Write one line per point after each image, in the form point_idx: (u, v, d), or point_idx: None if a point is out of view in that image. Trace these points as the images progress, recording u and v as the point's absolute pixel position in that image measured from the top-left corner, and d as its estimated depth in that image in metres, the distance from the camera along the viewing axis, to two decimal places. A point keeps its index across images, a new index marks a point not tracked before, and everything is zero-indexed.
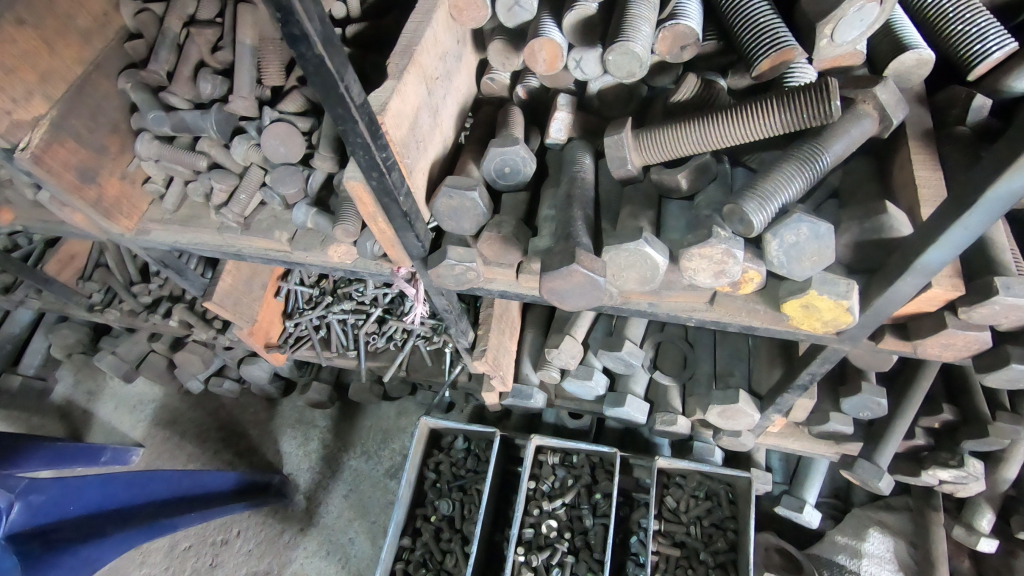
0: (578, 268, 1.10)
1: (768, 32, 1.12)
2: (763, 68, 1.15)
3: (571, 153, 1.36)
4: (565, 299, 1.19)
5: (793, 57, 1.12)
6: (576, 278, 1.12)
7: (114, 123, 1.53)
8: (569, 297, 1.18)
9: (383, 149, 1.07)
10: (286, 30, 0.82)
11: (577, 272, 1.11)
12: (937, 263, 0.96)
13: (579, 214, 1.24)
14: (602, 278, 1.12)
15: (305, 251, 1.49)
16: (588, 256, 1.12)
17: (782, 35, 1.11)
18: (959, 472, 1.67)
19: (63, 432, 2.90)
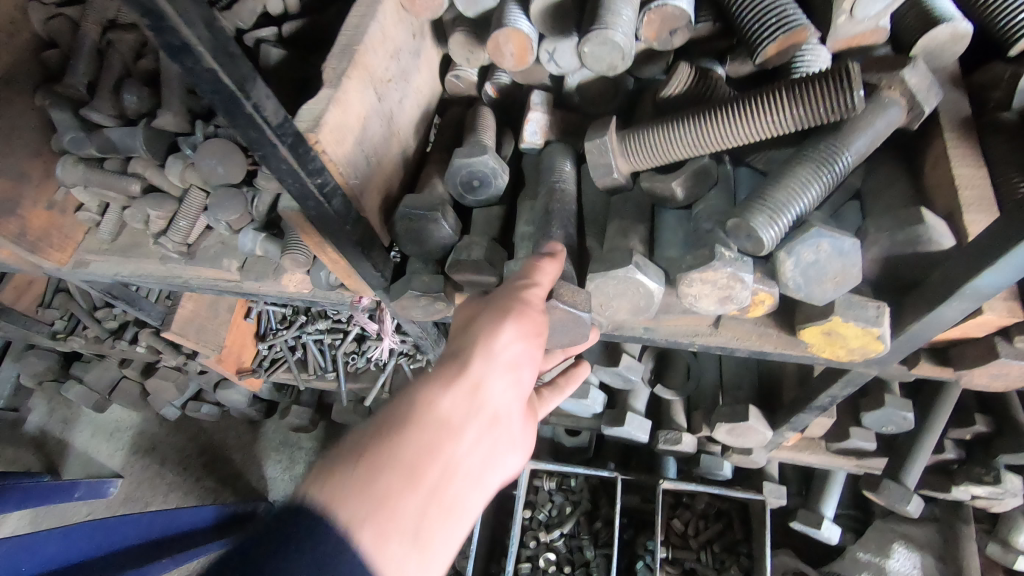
0: (558, 304, 0.92)
1: (772, 10, 0.94)
2: (771, 53, 0.97)
3: (549, 159, 1.18)
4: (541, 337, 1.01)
5: (805, 37, 0.96)
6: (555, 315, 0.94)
7: (33, 145, 1.36)
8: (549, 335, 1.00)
9: (317, 173, 0.89)
10: (163, 39, 0.64)
11: (557, 309, 0.93)
12: (990, 287, 0.79)
13: (558, 232, 1.07)
14: (587, 313, 0.95)
15: (257, 281, 1.34)
16: (569, 288, 0.95)
17: (789, 13, 0.94)
18: (996, 488, 1.51)
19: (38, 465, 2.74)
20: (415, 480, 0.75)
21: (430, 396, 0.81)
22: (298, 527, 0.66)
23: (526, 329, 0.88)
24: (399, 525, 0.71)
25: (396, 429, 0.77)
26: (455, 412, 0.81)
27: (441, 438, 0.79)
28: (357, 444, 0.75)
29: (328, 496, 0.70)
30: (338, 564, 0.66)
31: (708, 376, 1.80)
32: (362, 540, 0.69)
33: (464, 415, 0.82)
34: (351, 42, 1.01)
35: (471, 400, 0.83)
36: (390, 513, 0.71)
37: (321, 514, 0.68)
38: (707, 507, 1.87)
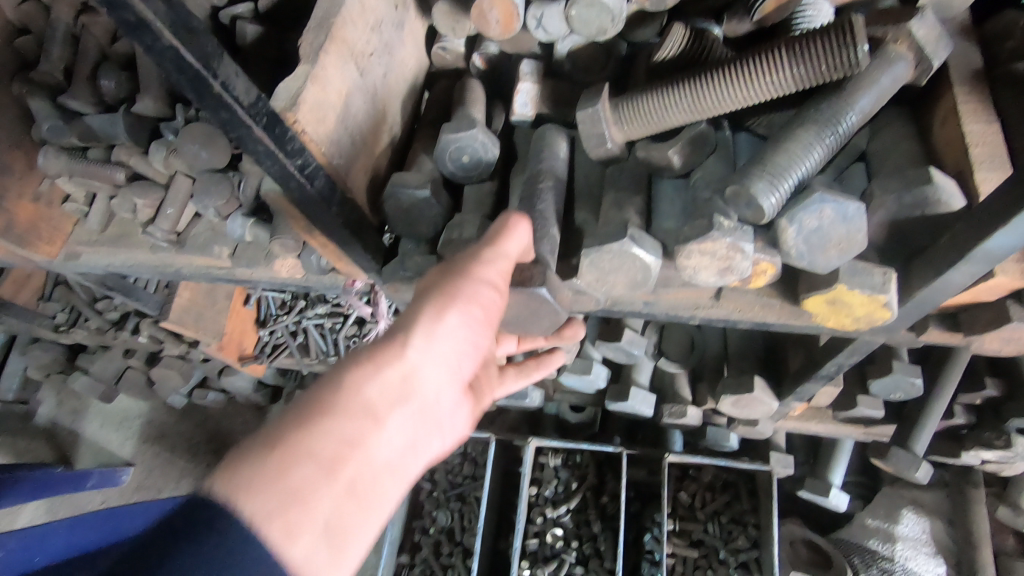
0: (542, 294, 0.93)
1: None
2: (768, 9, 0.96)
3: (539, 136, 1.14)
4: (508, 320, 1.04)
5: None
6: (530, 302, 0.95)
7: (14, 136, 1.33)
8: (526, 322, 1.02)
9: (297, 154, 0.86)
10: (117, 16, 0.61)
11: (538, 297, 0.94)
12: (1003, 249, 0.75)
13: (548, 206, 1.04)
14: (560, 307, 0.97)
15: (249, 267, 1.31)
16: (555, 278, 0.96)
17: None
18: (1006, 452, 1.49)
19: (50, 455, 2.78)
20: (336, 470, 0.78)
21: (359, 380, 0.84)
22: (204, 516, 0.66)
23: (457, 314, 0.89)
24: (319, 507, 0.75)
25: (317, 414, 0.79)
26: (379, 400, 0.84)
27: (367, 424, 0.82)
28: (275, 429, 0.76)
29: (236, 487, 0.70)
30: (242, 554, 0.66)
31: (711, 348, 1.78)
32: (270, 538, 0.69)
33: (389, 400, 0.86)
34: (328, 14, 0.97)
35: (395, 388, 0.86)
36: (308, 504, 0.74)
37: (225, 506, 0.68)
38: (713, 479, 1.86)
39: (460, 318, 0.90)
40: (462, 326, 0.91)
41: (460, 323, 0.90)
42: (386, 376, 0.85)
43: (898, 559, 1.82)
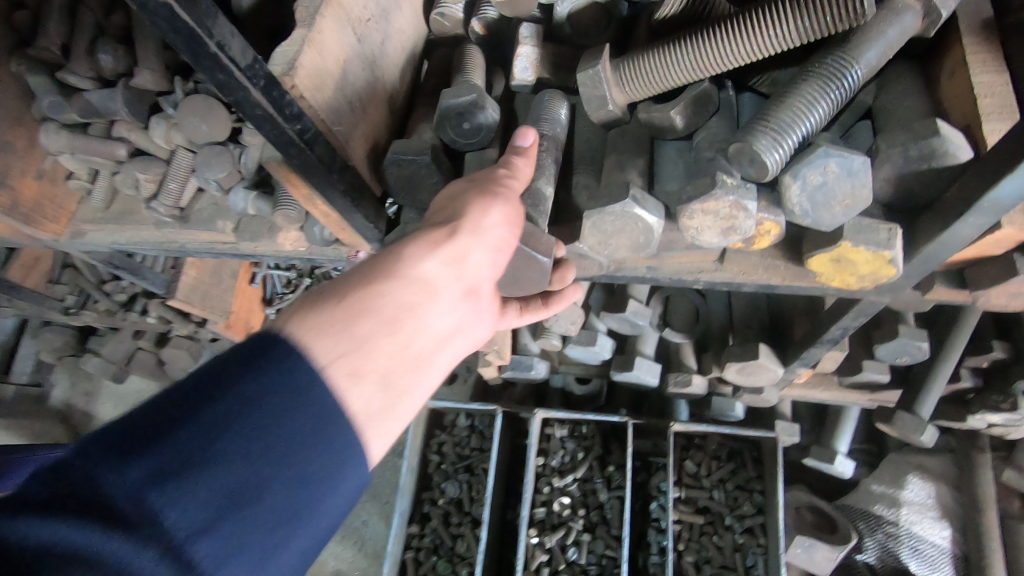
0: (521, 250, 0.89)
1: None
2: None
3: (539, 100, 1.11)
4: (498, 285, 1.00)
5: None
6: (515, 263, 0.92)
7: (15, 114, 1.33)
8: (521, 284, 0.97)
9: (295, 118, 0.86)
10: None
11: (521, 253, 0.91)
12: (1009, 198, 0.74)
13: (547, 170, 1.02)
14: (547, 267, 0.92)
15: (252, 242, 1.31)
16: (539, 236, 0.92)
17: None
18: (1013, 415, 1.48)
19: (66, 436, 2.83)
20: (396, 331, 0.74)
21: (417, 253, 0.79)
22: (265, 353, 0.64)
23: (514, 197, 0.89)
24: (384, 374, 0.72)
25: (376, 277, 0.75)
26: (444, 274, 0.80)
27: (424, 293, 0.77)
28: (338, 285, 0.73)
29: (305, 330, 0.68)
30: (302, 400, 0.63)
31: (716, 318, 1.77)
32: (335, 384, 0.67)
33: (447, 277, 0.80)
34: None
35: (467, 264, 0.83)
36: (378, 368, 0.71)
37: (290, 345, 0.66)
38: (719, 447, 1.87)
39: (517, 202, 0.89)
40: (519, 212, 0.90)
41: (517, 207, 0.89)
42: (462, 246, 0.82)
43: (903, 523, 1.83)
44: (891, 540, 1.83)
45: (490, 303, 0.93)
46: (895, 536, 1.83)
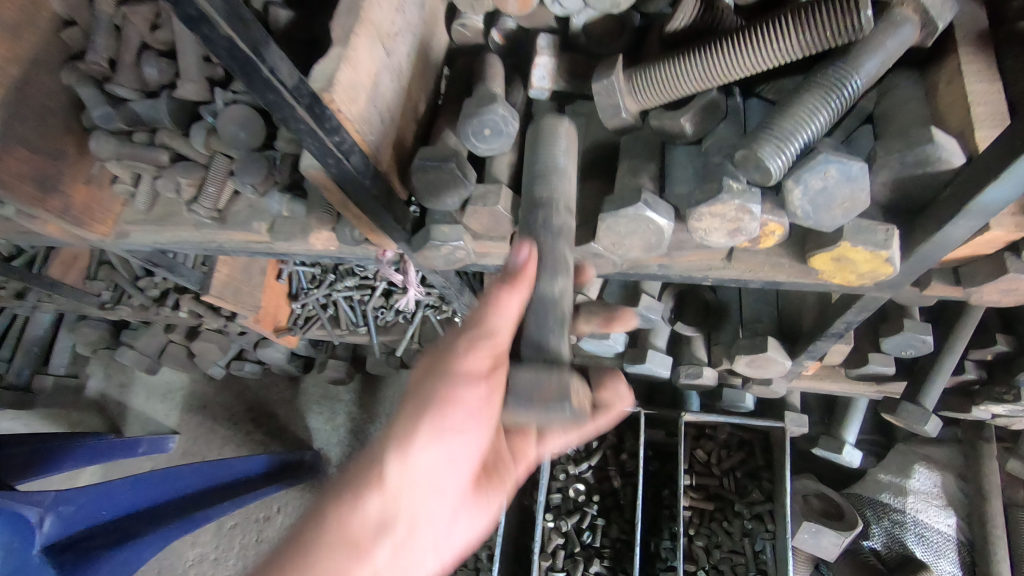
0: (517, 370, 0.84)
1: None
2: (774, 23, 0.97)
3: (551, 131, 1.08)
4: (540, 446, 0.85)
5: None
6: (538, 399, 0.81)
7: (65, 123, 1.42)
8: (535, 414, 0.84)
9: (334, 131, 0.93)
10: (181, 11, 0.69)
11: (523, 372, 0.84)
12: (996, 202, 0.80)
13: (559, 208, 1.00)
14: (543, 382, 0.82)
15: (287, 242, 1.38)
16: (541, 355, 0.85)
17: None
18: (1016, 406, 1.54)
19: (102, 425, 2.97)
20: None
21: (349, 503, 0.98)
22: None
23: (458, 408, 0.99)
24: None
25: (306, 549, 0.93)
26: (385, 509, 1.00)
27: (353, 549, 0.96)
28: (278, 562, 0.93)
29: None
30: None
31: (728, 313, 1.82)
32: None
33: (383, 517, 1.00)
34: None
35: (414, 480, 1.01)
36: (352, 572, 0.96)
37: None
38: (729, 437, 1.93)
39: (465, 411, 0.99)
40: (465, 419, 1.00)
41: (459, 419, 1.00)
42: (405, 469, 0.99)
43: (910, 513, 1.87)
44: (897, 527, 1.87)
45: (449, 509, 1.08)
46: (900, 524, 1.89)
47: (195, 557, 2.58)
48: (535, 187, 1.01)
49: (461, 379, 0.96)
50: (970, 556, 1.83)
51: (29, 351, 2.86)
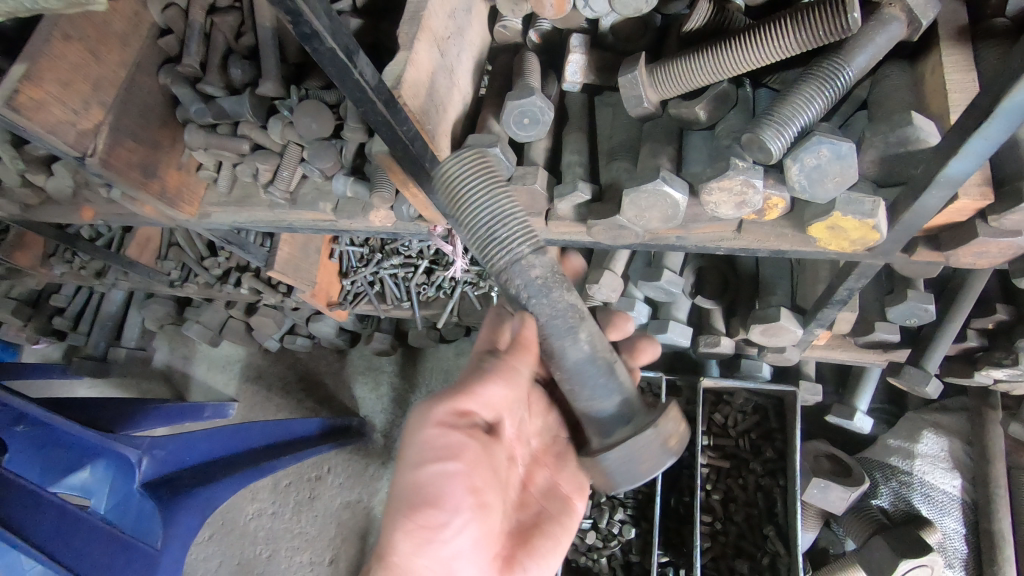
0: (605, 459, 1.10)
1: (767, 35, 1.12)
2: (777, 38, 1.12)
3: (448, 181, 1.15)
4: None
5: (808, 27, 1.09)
6: (645, 467, 1.10)
7: (162, 118, 1.66)
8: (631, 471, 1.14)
9: (403, 122, 1.13)
10: (298, 29, 0.91)
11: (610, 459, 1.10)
12: (960, 173, 0.93)
13: (529, 253, 1.13)
14: (645, 452, 1.09)
15: (349, 219, 1.59)
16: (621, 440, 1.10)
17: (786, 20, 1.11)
18: (1015, 370, 1.62)
19: (169, 393, 3.26)
20: None
21: None
22: None
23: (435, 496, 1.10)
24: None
25: None
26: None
27: None
28: None
29: None
30: None
31: (745, 288, 1.95)
32: None
33: None
34: (418, 8, 1.22)
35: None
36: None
37: None
38: (745, 403, 2.08)
39: (443, 498, 1.11)
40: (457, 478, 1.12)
41: (442, 509, 1.11)
42: (406, 554, 1.09)
43: (917, 473, 2.01)
44: (904, 488, 2.01)
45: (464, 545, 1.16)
46: (907, 484, 2.01)
47: (256, 511, 2.86)
48: (502, 253, 1.12)
49: (435, 462, 1.11)
50: (975, 515, 1.94)
51: (104, 325, 3.18)
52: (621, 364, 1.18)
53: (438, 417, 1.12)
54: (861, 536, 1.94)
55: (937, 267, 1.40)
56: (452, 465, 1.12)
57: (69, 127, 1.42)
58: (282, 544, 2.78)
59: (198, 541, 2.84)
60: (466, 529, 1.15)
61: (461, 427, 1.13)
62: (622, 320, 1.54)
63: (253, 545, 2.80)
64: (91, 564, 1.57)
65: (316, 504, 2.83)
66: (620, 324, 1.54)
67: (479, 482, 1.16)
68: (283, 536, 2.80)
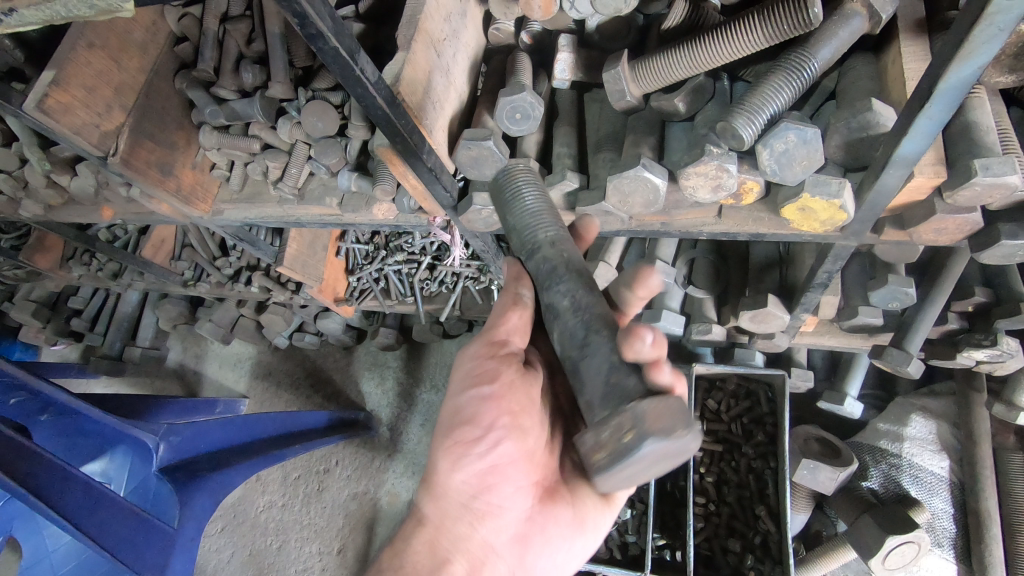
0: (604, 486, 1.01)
1: (737, 31, 1.20)
2: (746, 32, 1.20)
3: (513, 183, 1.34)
4: (634, 471, 0.91)
5: (773, 23, 1.17)
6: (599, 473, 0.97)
7: (178, 121, 1.76)
8: (649, 473, 0.94)
9: (401, 116, 1.22)
10: (305, 30, 1.01)
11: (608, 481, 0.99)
12: (912, 153, 1.01)
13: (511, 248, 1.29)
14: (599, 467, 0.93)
15: (354, 213, 1.68)
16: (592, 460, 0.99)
17: (755, 18, 1.19)
18: (994, 350, 1.67)
19: (182, 390, 3.37)
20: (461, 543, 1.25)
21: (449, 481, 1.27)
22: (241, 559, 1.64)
23: (472, 415, 1.21)
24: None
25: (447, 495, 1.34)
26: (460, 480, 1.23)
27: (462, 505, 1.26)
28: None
29: None
30: None
31: (734, 277, 1.99)
32: None
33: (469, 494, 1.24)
34: (415, 13, 1.32)
35: (455, 484, 1.23)
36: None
37: None
38: (737, 388, 2.16)
39: (479, 417, 1.22)
40: (485, 402, 1.21)
41: (478, 428, 1.22)
42: (447, 467, 1.23)
43: (905, 455, 2.07)
44: (894, 469, 2.07)
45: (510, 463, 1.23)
46: (896, 466, 2.07)
47: (266, 503, 2.95)
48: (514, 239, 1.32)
49: (471, 384, 1.22)
50: (963, 495, 1.99)
51: (120, 326, 3.27)
52: (588, 357, 1.00)
53: (474, 350, 1.24)
54: (851, 515, 1.99)
55: (917, 249, 1.47)
56: (488, 390, 1.21)
57: (93, 128, 1.53)
58: (292, 535, 2.87)
59: (210, 533, 2.94)
60: (506, 446, 1.22)
61: (498, 356, 1.22)
62: (647, 272, 1.24)
63: (263, 535, 2.89)
64: (112, 539, 1.66)
65: (324, 496, 2.91)
66: (644, 279, 1.24)
67: (514, 405, 1.23)
68: (293, 527, 2.88)
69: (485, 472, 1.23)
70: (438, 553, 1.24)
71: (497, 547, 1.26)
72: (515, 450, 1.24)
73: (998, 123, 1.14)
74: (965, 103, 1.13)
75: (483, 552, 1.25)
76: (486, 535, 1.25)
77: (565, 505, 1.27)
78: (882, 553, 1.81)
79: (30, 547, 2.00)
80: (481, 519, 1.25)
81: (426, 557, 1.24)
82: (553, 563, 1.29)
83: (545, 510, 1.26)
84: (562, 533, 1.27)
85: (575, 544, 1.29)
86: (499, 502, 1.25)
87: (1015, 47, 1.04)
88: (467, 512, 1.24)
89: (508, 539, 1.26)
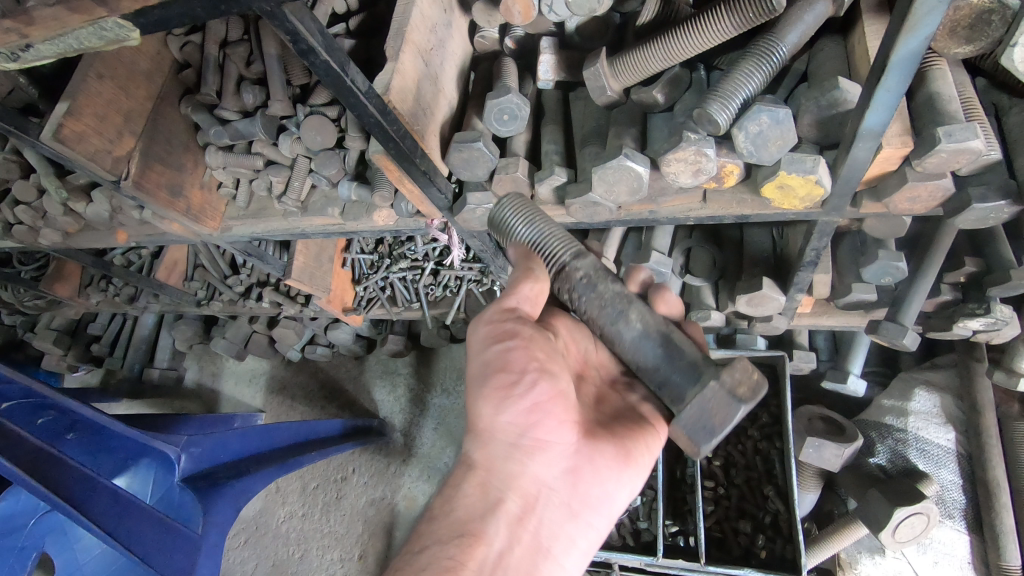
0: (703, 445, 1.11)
1: (707, 21, 1.25)
2: (716, 22, 1.25)
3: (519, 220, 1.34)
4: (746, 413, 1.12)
5: (742, 11, 1.23)
6: (720, 420, 1.08)
7: (185, 143, 1.85)
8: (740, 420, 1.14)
9: (393, 122, 1.30)
10: (297, 47, 1.09)
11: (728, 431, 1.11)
12: (878, 126, 1.06)
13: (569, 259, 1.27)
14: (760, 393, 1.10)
15: (355, 221, 1.76)
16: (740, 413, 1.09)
17: (724, 8, 1.24)
18: (988, 318, 1.69)
19: (201, 408, 3.46)
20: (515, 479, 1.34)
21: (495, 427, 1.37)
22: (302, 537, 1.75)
23: (502, 363, 1.31)
24: (488, 525, 1.31)
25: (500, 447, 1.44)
26: (510, 418, 1.33)
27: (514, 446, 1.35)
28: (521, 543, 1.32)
29: None
30: None
31: (732, 263, 1.96)
32: None
33: (516, 434, 1.34)
34: (401, 25, 1.39)
35: (501, 428, 1.34)
36: (475, 529, 1.30)
37: None
38: None
39: (511, 363, 1.32)
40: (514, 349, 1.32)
41: (511, 372, 1.32)
42: (491, 409, 1.33)
43: (910, 430, 2.08)
44: (901, 445, 2.09)
45: (553, 406, 1.34)
46: (903, 441, 2.09)
47: (287, 514, 3.02)
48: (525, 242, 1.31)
49: (494, 341, 1.32)
50: (971, 465, 2.01)
51: (138, 349, 3.37)
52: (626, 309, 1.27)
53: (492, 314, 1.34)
54: (859, 490, 2.00)
55: (905, 221, 1.46)
56: (509, 341, 1.32)
57: (106, 154, 1.62)
58: (313, 544, 2.92)
59: (234, 547, 3.01)
60: (542, 389, 1.32)
61: (511, 320, 1.32)
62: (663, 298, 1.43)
63: (286, 546, 2.95)
64: (142, 544, 1.74)
65: (342, 504, 2.96)
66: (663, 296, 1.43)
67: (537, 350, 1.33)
68: (314, 536, 2.93)
69: (529, 416, 1.32)
70: (490, 494, 1.34)
71: (546, 480, 1.35)
72: (552, 392, 1.34)
73: (961, 92, 1.20)
74: (927, 76, 1.18)
75: (534, 485, 1.35)
76: (536, 472, 1.35)
77: (607, 445, 1.38)
78: (891, 526, 1.83)
79: (64, 561, 2.08)
80: (529, 454, 1.34)
81: (478, 498, 1.33)
82: (601, 498, 1.39)
83: (589, 448, 1.37)
84: (609, 468, 1.38)
85: (622, 479, 1.39)
86: (547, 442, 1.35)
87: (969, 19, 1.09)
88: (517, 450, 1.34)
89: (558, 473, 1.36)
